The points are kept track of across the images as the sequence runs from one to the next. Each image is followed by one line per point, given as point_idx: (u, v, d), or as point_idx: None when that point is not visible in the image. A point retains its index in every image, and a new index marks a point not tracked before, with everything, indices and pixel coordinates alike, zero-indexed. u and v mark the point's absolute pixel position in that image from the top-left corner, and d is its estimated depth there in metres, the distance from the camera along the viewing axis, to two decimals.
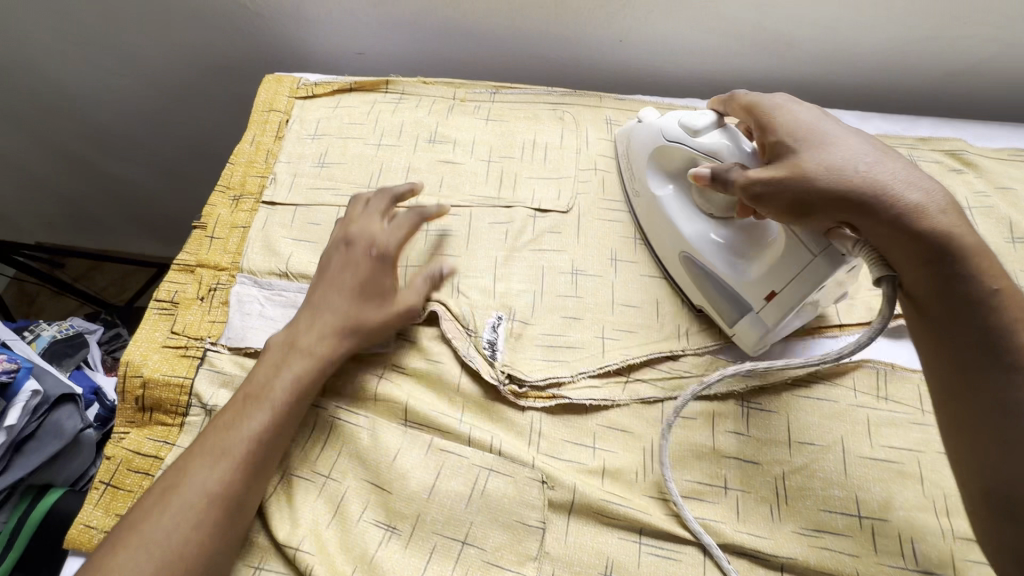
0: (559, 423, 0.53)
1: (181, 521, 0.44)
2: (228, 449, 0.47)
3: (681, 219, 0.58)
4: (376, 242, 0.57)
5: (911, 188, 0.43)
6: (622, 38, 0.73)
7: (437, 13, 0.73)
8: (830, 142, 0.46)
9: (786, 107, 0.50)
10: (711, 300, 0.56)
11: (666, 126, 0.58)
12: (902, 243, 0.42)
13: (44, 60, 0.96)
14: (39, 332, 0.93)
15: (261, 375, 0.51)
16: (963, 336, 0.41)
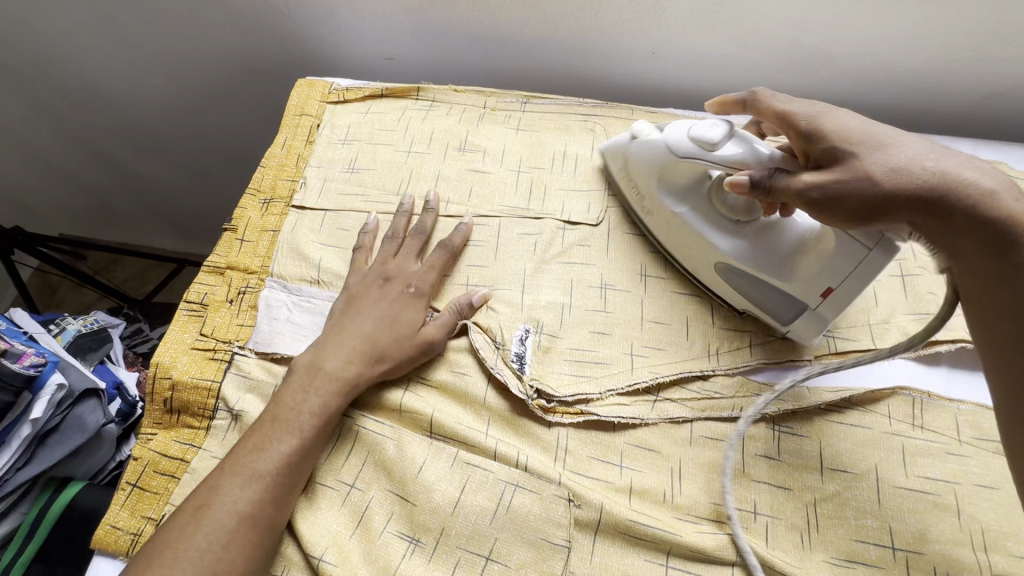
0: (585, 440, 0.52)
1: (217, 539, 0.45)
2: (260, 468, 0.48)
3: (712, 233, 0.57)
4: (413, 281, 0.59)
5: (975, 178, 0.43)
6: (656, 50, 0.72)
7: (471, 22, 0.73)
8: (887, 141, 0.46)
9: (829, 112, 0.50)
10: (762, 303, 0.56)
11: (675, 141, 0.57)
12: (968, 236, 0.43)
13: (80, 58, 0.97)
14: (65, 326, 0.94)
15: (288, 395, 0.52)
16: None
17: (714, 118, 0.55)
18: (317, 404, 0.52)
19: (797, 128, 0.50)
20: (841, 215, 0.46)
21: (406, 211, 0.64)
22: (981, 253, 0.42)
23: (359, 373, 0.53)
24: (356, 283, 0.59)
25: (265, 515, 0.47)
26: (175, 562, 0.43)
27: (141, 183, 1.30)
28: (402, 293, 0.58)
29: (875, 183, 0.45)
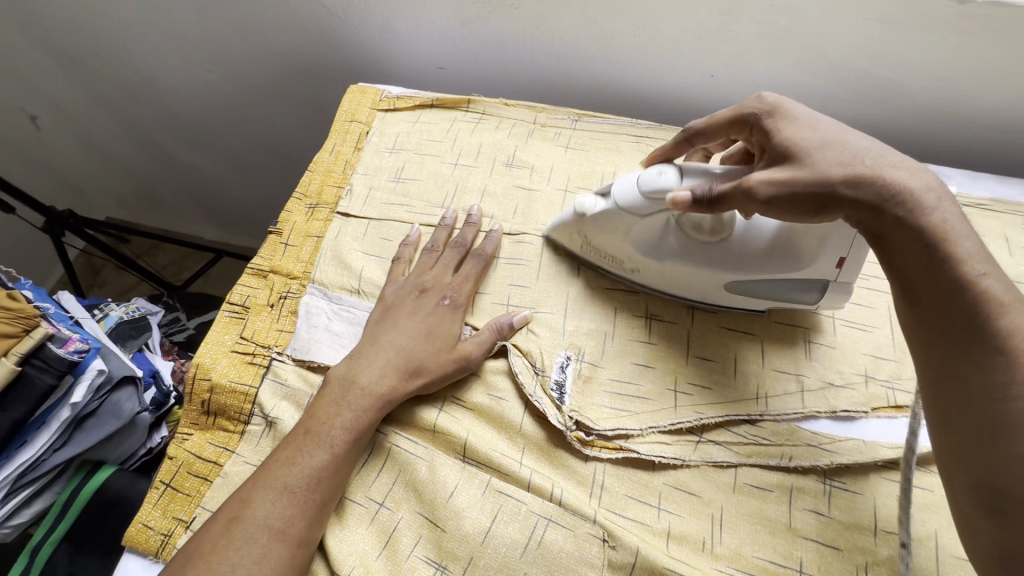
0: (623, 477, 0.51)
1: (254, 554, 0.44)
2: (293, 484, 0.47)
3: (709, 265, 0.53)
4: (449, 291, 0.58)
5: (912, 176, 0.43)
6: (715, 74, 0.70)
7: (527, 36, 0.72)
8: (832, 136, 0.46)
9: (785, 105, 0.49)
10: (782, 295, 0.55)
11: (626, 201, 0.53)
12: (900, 231, 0.42)
13: (141, 52, 1.00)
14: (107, 312, 0.97)
15: (322, 410, 0.51)
16: (949, 318, 0.39)
17: (659, 165, 0.52)
18: (349, 419, 0.51)
19: (757, 125, 0.50)
20: (793, 210, 0.45)
21: (449, 224, 0.63)
22: (907, 244, 0.41)
23: (394, 386, 0.52)
24: (394, 295, 0.58)
25: (299, 531, 0.46)
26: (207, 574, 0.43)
27: (187, 174, 1.33)
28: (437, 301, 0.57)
29: (821, 179, 0.44)
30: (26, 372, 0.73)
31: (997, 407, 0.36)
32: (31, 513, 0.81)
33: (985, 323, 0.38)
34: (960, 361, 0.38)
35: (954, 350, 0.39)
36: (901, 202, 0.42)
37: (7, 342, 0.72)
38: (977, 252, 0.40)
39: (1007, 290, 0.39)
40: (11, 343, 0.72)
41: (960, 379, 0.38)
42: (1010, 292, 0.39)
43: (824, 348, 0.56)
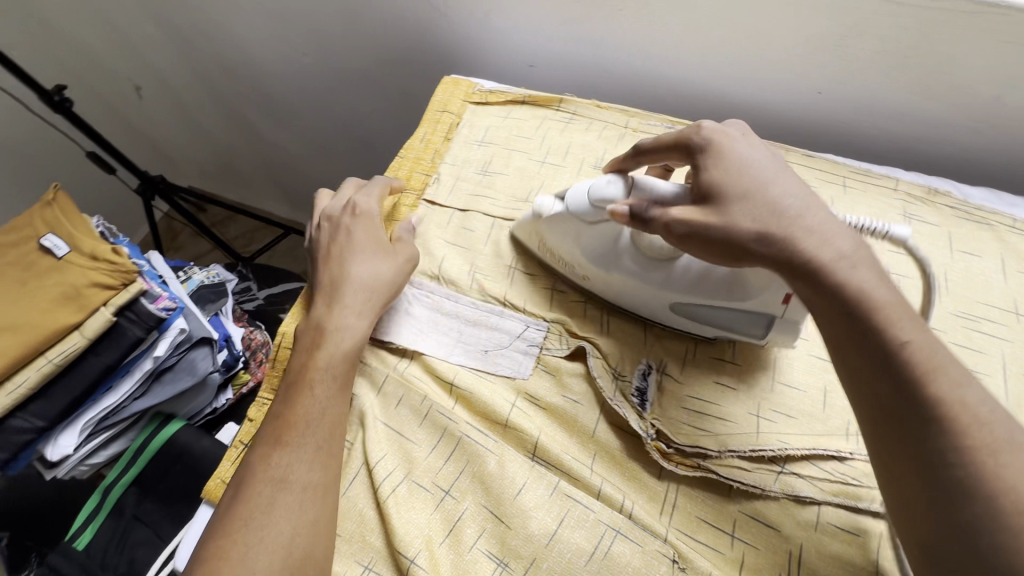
0: (697, 498, 0.49)
1: (263, 501, 0.46)
2: (284, 435, 0.49)
3: (654, 282, 0.53)
4: (357, 208, 0.61)
5: (828, 242, 0.40)
6: (823, 90, 0.67)
7: (628, 40, 0.70)
8: (754, 185, 0.43)
9: (722, 140, 0.46)
10: (727, 326, 0.53)
11: (578, 207, 0.54)
12: (818, 298, 0.40)
13: (244, 33, 1.05)
14: (190, 276, 1.02)
15: (299, 359, 0.53)
16: (881, 396, 0.36)
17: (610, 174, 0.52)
18: (328, 357, 0.53)
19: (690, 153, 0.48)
20: (708, 251, 0.44)
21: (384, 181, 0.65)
22: (829, 312, 0.39)
23: (359, 314, 0.55)
24: (328, 225, 0.61)
25: (303, 475, 0.47)
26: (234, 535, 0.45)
27: (269, 151, 1.39)
28: (357, 219, 0.60)
29: (735, 229, 0.42)
30: (119, 323, 0.77)
31: (940, 482, 0.33)
32: (108, 454, 0.87)
33: (918, 394, 0.35)
34: (894, 436, 0.35)
35: (887, 421, 0.36)
36: (820, 265, 0.39)
37: (107, 294, 0.76)
38: (904, 315, 0.37)
39: (932, 355, 0.36)
40: (110, 295, 0.76)
41: (895, 452, 0.35)
42: (937, 356, 0.36)
43: None
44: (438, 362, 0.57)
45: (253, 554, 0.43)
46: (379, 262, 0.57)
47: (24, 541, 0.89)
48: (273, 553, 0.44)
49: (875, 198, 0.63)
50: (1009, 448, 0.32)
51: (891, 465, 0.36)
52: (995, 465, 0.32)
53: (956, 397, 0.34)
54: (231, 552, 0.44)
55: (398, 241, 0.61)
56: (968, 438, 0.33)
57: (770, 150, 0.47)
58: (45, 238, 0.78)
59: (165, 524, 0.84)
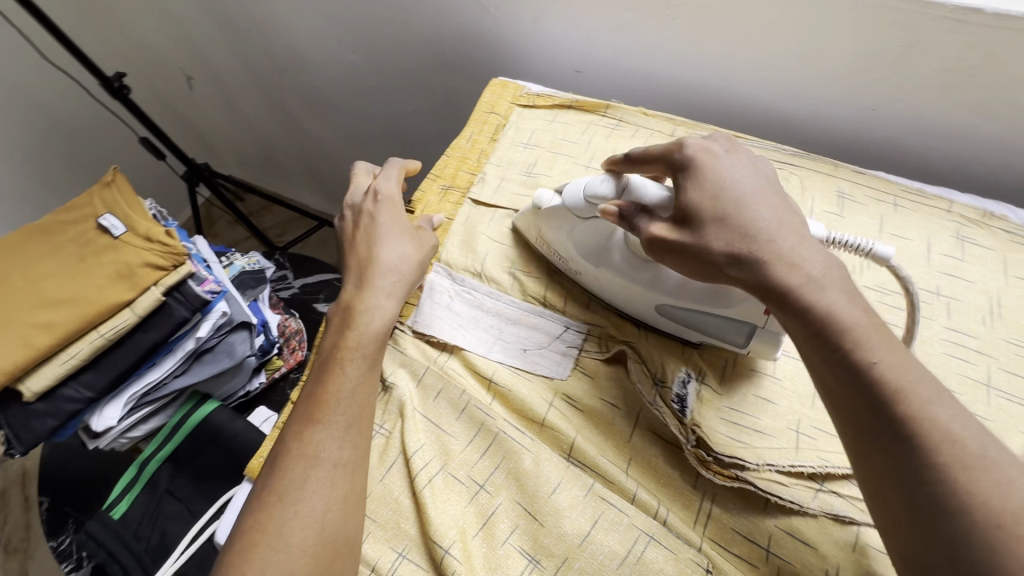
0: (733, 509, 0.49)
1: (297, 477, 0.47)
2: (317, 413, 0.50)
3: (640, 281, 0.55)
4: (379, 191, 0.62)
5: (798, 265, 0.42)
6: (876, 107, 0.66)
7: (678, 49, 0.71)
8: (732, 206, 0.45)
9: (706, 158, 0.48)
10: (711, 333, 0.54)
11: (573, 202, 0.56)
12: (795, 320, 0.42)
13: (296, 31, 1.08)
14: (232, 261, 1.05)
15: (331, 340, 0.55)
16: (855, 413, 0.38)
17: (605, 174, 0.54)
18: (358, 338, 0.54)
19: (677, 166, 0.49)
20: (690, 270, 0.47)
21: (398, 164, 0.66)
22: (808, 335, 0.41)
23: (391, 295, 0.56)
24: (352, 213, 0.63)
25: (333, 452, 0.48)
26: (270, 510, 0.46)
27: (311, 145, 1.43)
28: (379, 205, 0.61)
29: (713, 251, 0.44)
30: (168, 303, 0.80)
31: (911, 498, 0.35)
32: (147, 429, 0.90)
33: (889, 415, 0.37)
34: (868, 453, 0.38)
35: (866, 443, 0.38)
36: (792, 288, 0.41)
37: (158, 274, 0.79)
38: (875, 335, 0.39)
39: (903, 374, 0.37)
40: (160, 275, 0.79)
41: (872, 471, 0.37)
42: (908, 374, 0.37)
43: (981, 419, 0.51)
44: (477, 357, 0.58)
45: (287, 528, 0.45)
46: (405, 244, 0.59)
47: (63, 508, 0.91)
48: (307, 527, 0.45)
49: (927, 219, 0.61)
50: (979, 463, 0.34)
51: (869, 484, 0.38)
52: (965, 480, 0.34)
53: (925, 417, 0.36)
54: (268, 525, 0.45)
55: (418, 229, 0.62)
56: (937, 456, 0.35)
57: (752, 165, 0.48)
58: (103, 217, 0.82)
59: (197, 500, 0.86)
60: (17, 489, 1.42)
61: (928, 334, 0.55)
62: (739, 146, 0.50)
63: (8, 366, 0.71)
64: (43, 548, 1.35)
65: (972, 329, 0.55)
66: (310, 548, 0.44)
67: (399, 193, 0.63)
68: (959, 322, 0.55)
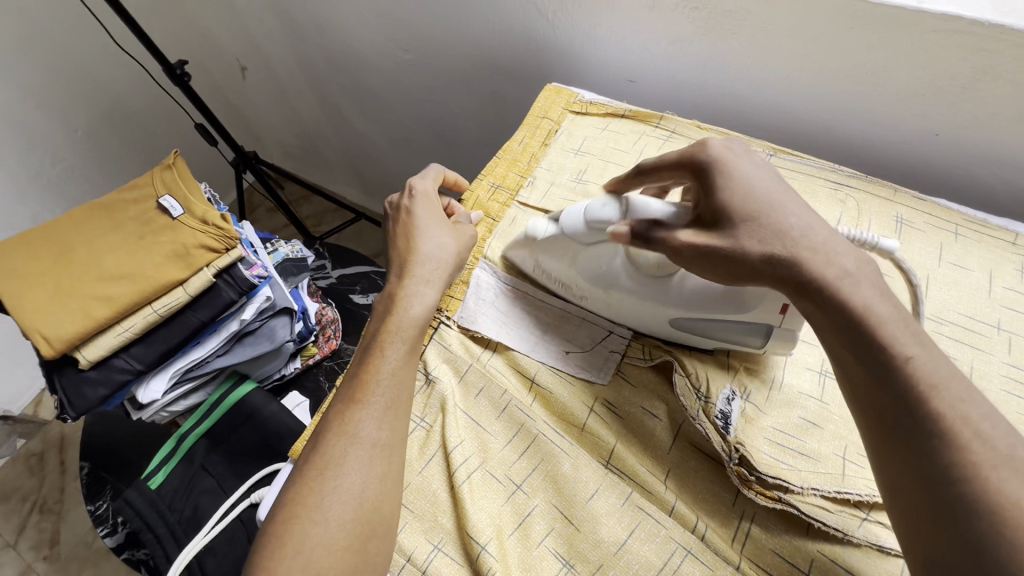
0: (774, 531, 0.48)
1: (337, 454, 0.47)
2: (359, 393, 0.50)
3: (655, 298, 0.54)
4: (415, 188, 0.63)
5: (833, 259, 0.42)
6: (941, 133, 0.65)
7: (737, 63, 0.70)
8: (763, 208, 0.44)
9: (732, 155, 0.47)
10: (727, 337, 0.54)
11: (575, 226, 0.55)
12: (824, 313, 0.41)
13: (351, 28, 1.10)
14: (277, 248, 1.07)
15: (376, 323, 0.55)
16: (886, 409, 0.38)
17: (601, 198, 0.53)
18: (399, 322, 0.54)
19: (699, 162, 0.48)
20: (718, 272, 0.46)
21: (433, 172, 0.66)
22: (837, 330, 0.41)
23: (433, 284, 0.57)
24: (391, 209, 0.64)
25: (371, 432, 0.48)
26: (312, 486, 0.46)
27: (355, 139, 1.46)
28: (416, 200, 0.62)
29: (746, 253, 0.44)
30: (216, 284, 0.83)
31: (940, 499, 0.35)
32: (187, 404, 0.93)
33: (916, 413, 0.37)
34: (897, 452, 0.37)
35: (893, 440, 0.37)
36: (828, 284, 0.41)
37: (211, 256, 0.81)
38: (904, 332, 0.39)
39: (936, 370, 0.37)
40: (213, 257, 0.82)
41: (898, 466, 0.37)
42: (938, 371, 0.37)
43: None
44: (521, 357, 0.59)
45: (327, 505, 0.45)
46: (445, 235, 0.60)
47: (101, 474, 0.95)
48: (347, 502, 0.46)
49: (991, 251, 0.60)
50: (1009, 465, 0.34)
51: (894, 480, 0.37)
52: (993, 480, 0.33)
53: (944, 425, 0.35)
54: (307, 498, 0.46)
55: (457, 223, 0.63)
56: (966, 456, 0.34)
57: (767, 167, 0.47)
58: (163, 198, 0.85)
59: (229, 478, 0.89)
60: (55, 453, 1.48)
61: (985, 368, 0.53)
62: (750, 147, 0.49)
63: (68, 335, 0.74)
64: (75, 511, 1.40)
65: None
66: (348, 524, 0.45)
67: (434, 190, 0.64)
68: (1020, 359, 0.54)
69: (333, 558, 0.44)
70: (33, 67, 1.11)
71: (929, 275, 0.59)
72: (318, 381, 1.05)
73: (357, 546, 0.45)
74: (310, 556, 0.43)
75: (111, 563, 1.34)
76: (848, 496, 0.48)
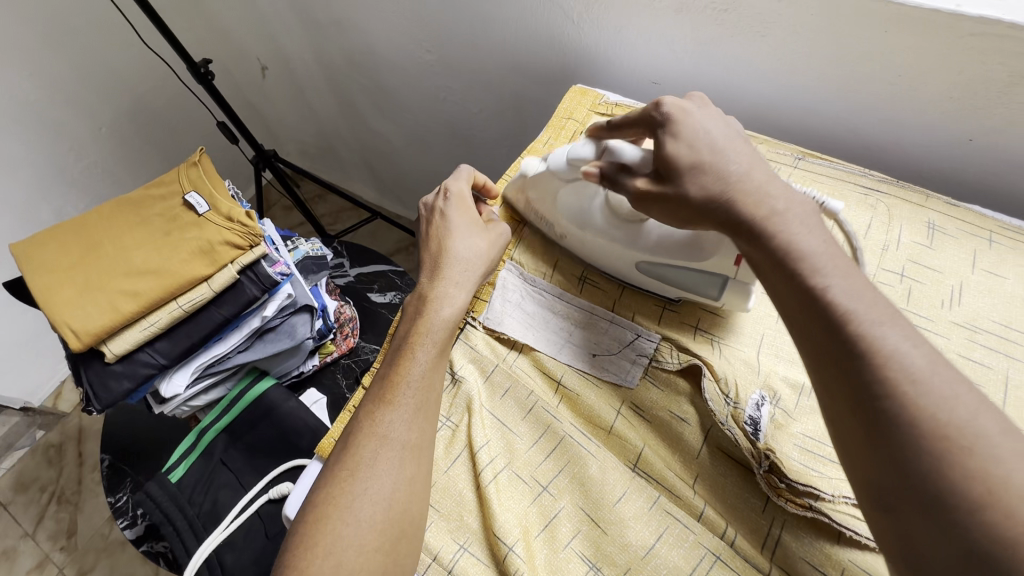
0: (805, 540, 0.47)
1: (367, 456, 0.48)
2: (388, 394, 0.51)
3: (621, 240, 0.59)
4: (447, 189, 0.63)
5: (762, 202, 0.45)
6: (974, 138, 0.64)
7: (765, 65, 0.69)
8: (706, 154, 0.48)
9: (684, 111, 0.51)
10: (684, 286, 0.57)
11: (556, 165, 0.61)
12: (755, 248, 0.44)
13: (372, 27, 1.11)
14: (297, 246, 1.09)
15: (406, 325, 0.56)
16: (821, 335, 0.38)
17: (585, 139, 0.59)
18: (432, 325, 0.54)
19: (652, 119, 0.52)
20: (673, 217, 0.50)
21: (462, 176, 0.66)
22: (771, 264, 0.43)
23: (463, 286, 0.57)
24: (423, 211, 0.64)
25: (402, 434, 0.49)
26: (342, 491, 0.46)
27: (372, 138, 1.47)
28: (449, 202, 0.62)
29: (692, 198, 0.48)
30: (241, 281, 0.83)
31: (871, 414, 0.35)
32: (208, 399, 0.94)
33: (843, 335, 0.37)
34: (835, 379, 0.37)
35: (826, 362, 0.38)
36: (754, 227, 0.44)
37: (235, 253, 0.82)
38: (831, 264, 0.40)
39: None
40: (238, 254, 0.83)
41: (836, 392, 0.37)
42: (860, 300, 0.38)
43: None
44: (547, 358, 0.59)
45: (358, 506, 0.45)
46: (477, 236, 0.60)
47: (122, 466, 0.97)
48: (376, 504, 0.46)
49: None
50: None
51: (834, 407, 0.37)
52: None
53: None
54: (338, 498, 0.46)
55: (489, 222, 0.64)
56: None
57: (723, 120, 0.51)
58: (189, 195, 0.86)
59: (247, 473, 0.90)
60: (73, 444, 1.50)
61: (1021, 377, 0.52)
62: (711, 102, 0.53)
63: (95, 328, 0.75)
64: (92, 502, 1.42)
65: None
66: (378, 525, 0.45)
67: (466, 190, 0.64)
68: None
69: (362, 559, 0.44)
70: (61, 64, 1.13)
71: (962, 281, 0.58)
72: (335, 378, 1.05)
73: (387, 548, 0.45)
74: (341, 557, 0.44)
75: (127, 554, 1.36)
76: None
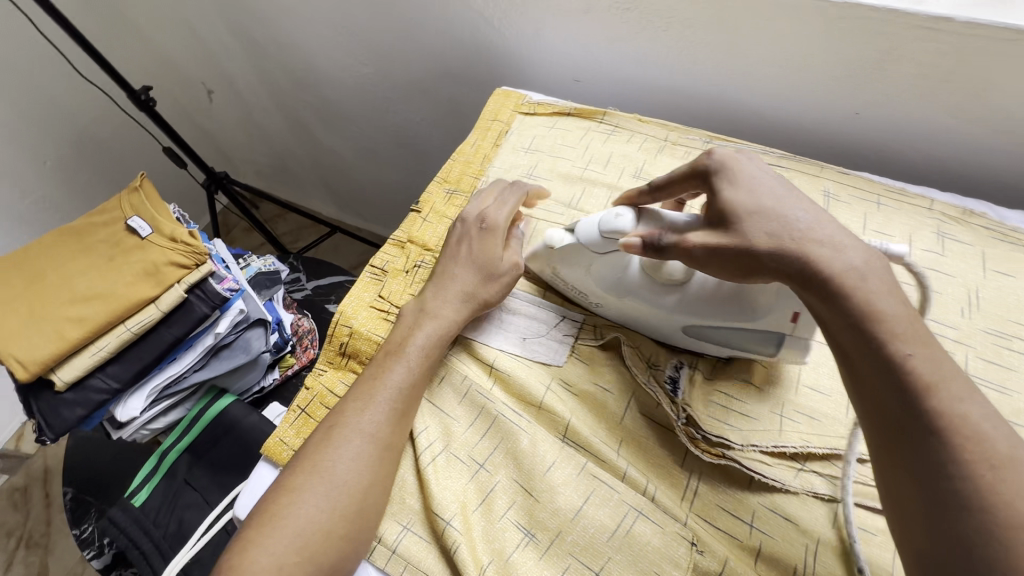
0: (718, 487, 0.51)
1: (351, 451, 0.51)
2: (376, 392, 0.54)
3: (664, 306, 0.56)
4: (488, 218, 0.62)
5: (840, 254, 0.42)
6: (857, 111, 0.70)
7: (671, 57, 0.74)
8: (767, 205, 0.46)
9: (737, 164, 0.50)
10: (742, 344, 0.55)
11: (587, 238, 0.57)
12: (831, 310, 0.42)
13: (310, 45, 1.13)
14: (250, 264, 1.11)
15: (399, 333, 0.59)
16: (886, 403, 0.38)
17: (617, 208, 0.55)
18: (423, 337, 0.57)
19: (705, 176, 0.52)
20: (727, 269, 0.48)
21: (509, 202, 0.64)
22: (842, 326, 0.41)
23: (457, 310, 0.59)
24: (459, 230, 0.63)
25: (386, 430, 0.53)
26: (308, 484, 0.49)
27: (324, 154, 1.49)
28: (480, 232, 0.62)
29: (755, 248, 0.45)
30: (189, 300, 0.85)
31: (941, 494, 0.35)
32: (167, 421, 0.94)
33: (915, 403, 0.37)
34: (895, 445, 0.37)
35: (893, 431, 0.38)
36: (830, 280, 0.42)
37: (181, 272, 0.84)
38: (909, 331, 0.39)
39: (936, 370, 0.37)
40: (185, 273, 0.84)
41: (899, 464, 0.37)
42: (940, 371, 0.37)
43: None
44: (481, 345, 0.62)
45: (331, 493, 0.49)
46: (482, 278, 0.60)
47: (86, 497, 0.96)
48: (353, 494, 0.49)
49: (910, 217, 0.64)
50: None
51: (889, 475, 0.38)
52: None
53: None
54: (302, 485, 0.49)
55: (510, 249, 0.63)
56: None
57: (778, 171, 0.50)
58: (131, 219, 0.87)
59: (212, 490, 0.89)
60: (39, 485, 1.47)
61: None
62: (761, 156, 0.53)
63: (41, 358, 0.76)
64: (63, 542, 1.39)
65: (950, 320, 0.58)
66: (343, 512, 0.48)
67: (507, 223, 0.62)
68: (938, 313, 0.58)
69: (325, 543, 0.47)
70: None
71: None
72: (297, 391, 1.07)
73: (348, 534, 0.48)
74: (310, 539, 0.47)
75: None
76: (787, 451, 0.52)
